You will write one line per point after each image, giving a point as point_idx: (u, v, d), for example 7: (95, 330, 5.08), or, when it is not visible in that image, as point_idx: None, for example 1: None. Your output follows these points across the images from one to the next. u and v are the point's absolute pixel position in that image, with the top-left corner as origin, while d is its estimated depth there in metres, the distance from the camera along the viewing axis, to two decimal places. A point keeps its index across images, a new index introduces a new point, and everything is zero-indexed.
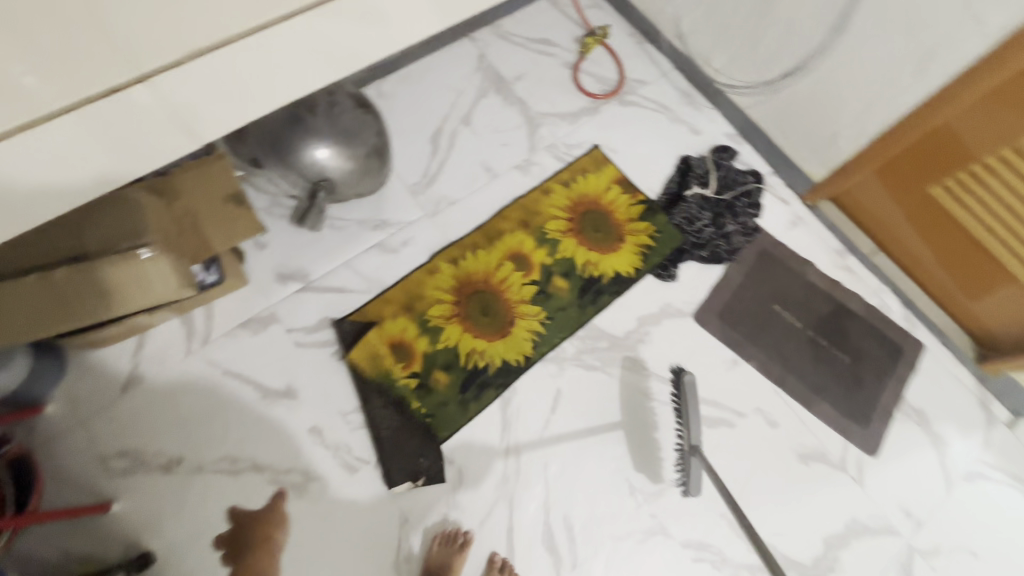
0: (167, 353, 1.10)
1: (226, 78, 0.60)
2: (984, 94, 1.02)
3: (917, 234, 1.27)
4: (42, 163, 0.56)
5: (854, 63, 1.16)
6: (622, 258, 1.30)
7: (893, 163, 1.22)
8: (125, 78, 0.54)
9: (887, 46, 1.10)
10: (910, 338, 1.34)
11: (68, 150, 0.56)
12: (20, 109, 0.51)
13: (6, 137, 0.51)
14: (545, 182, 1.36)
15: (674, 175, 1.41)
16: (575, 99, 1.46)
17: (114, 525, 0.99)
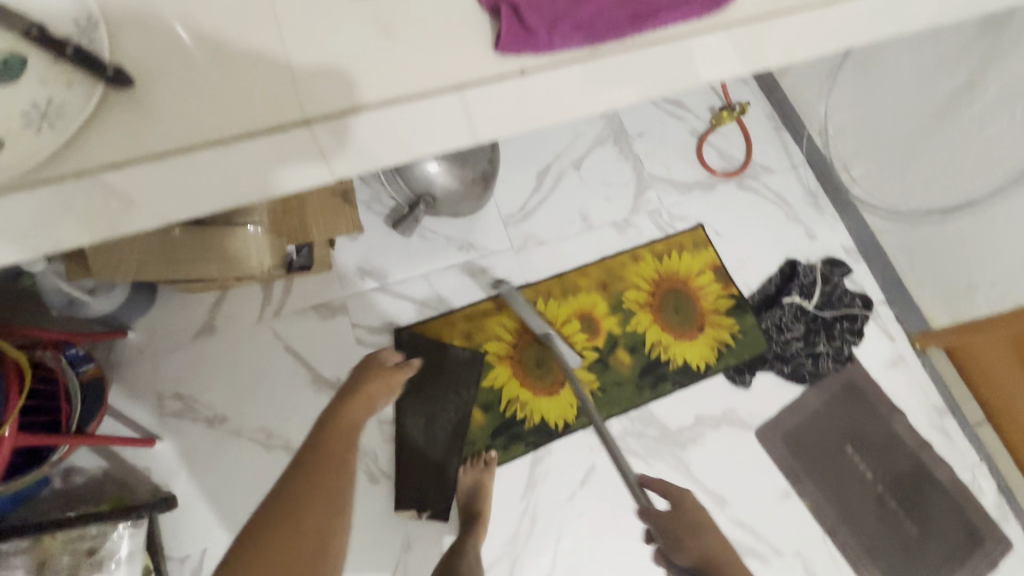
0: (240, 314, 1.16)
1: (418, 138, 0.48)
2: None
3: None
4: (212, 181, 0.44)
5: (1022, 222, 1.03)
6: (695, 348, 1.25)
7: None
8: (334, 110, 0.44)
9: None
10: (997, 532, 1.18)
11: (260, 170, 0.44)
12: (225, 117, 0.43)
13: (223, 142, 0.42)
14: (638, 248, 1.32)
15: (776, 277, 1.32)
16: (693, 170, 1.40)
17: (152, 461, 1.05)
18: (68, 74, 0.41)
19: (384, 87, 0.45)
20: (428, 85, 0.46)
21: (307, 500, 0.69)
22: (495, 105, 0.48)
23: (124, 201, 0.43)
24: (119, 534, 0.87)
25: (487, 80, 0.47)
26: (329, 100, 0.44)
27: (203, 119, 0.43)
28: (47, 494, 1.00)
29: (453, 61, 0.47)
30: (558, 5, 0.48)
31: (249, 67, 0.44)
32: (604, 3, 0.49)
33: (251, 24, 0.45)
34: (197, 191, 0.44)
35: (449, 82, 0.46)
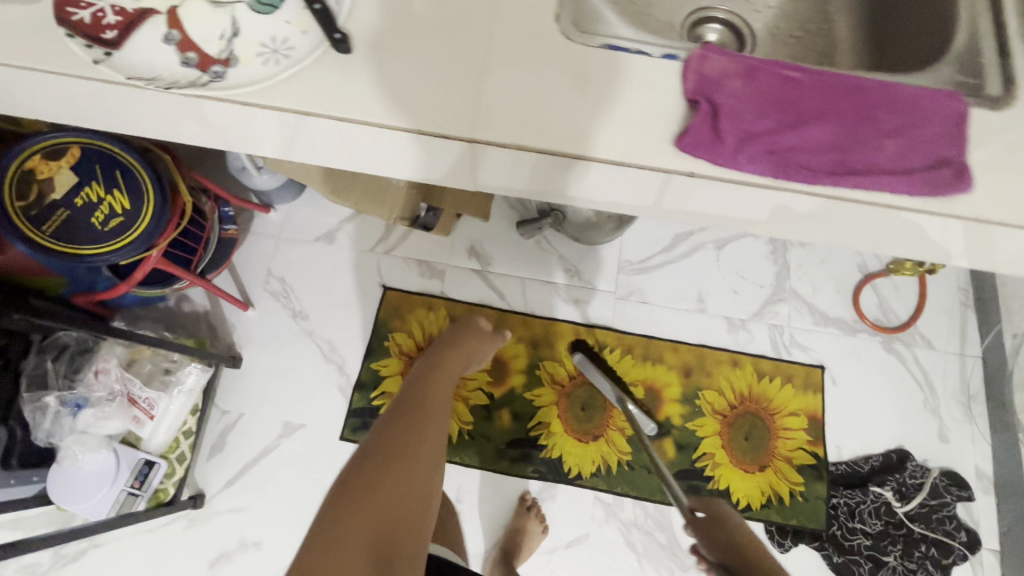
0: (360, 238, 1.27)
1: (617, 190, 0.50)
2: None
3: None
4: (435, 156, 0.50)
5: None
6: (745, 482, 1.15)
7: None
8: (555, 147, 0.46)
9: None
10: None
11: (475, 161, 0.50)
12: (462, 113, 0.47)
13: (452, 137, 0.47)
14: (741, 355, 1.22)
15: (876, 459, 1.16)
16: (840, 304, 1.25)
17: (240, 322, 1.21)
18: (307, 22, 0.47)
19: (569, 139, 0.46)
20: (606, 152, 0.46)
21: (416, 450, 0.71)
22: (645, 187, 0.49)
23: (355, 145, 0.50)
24: (189, 369, 1.02)
25: (653, 171, 0.46)
26: (514, 126, 0.46)
27: (407, 100, 0.46)
28: (162, 308, 1.20)
29: (632, 139, 0.46)
30: (761, 123, 0.45)
31: (464, 67, 0.47)
32: (812, 140, 0.45)
33: (483, 30, 0.48)
34: (416, 157, 0.51)
35: (627, 156, 0.46)
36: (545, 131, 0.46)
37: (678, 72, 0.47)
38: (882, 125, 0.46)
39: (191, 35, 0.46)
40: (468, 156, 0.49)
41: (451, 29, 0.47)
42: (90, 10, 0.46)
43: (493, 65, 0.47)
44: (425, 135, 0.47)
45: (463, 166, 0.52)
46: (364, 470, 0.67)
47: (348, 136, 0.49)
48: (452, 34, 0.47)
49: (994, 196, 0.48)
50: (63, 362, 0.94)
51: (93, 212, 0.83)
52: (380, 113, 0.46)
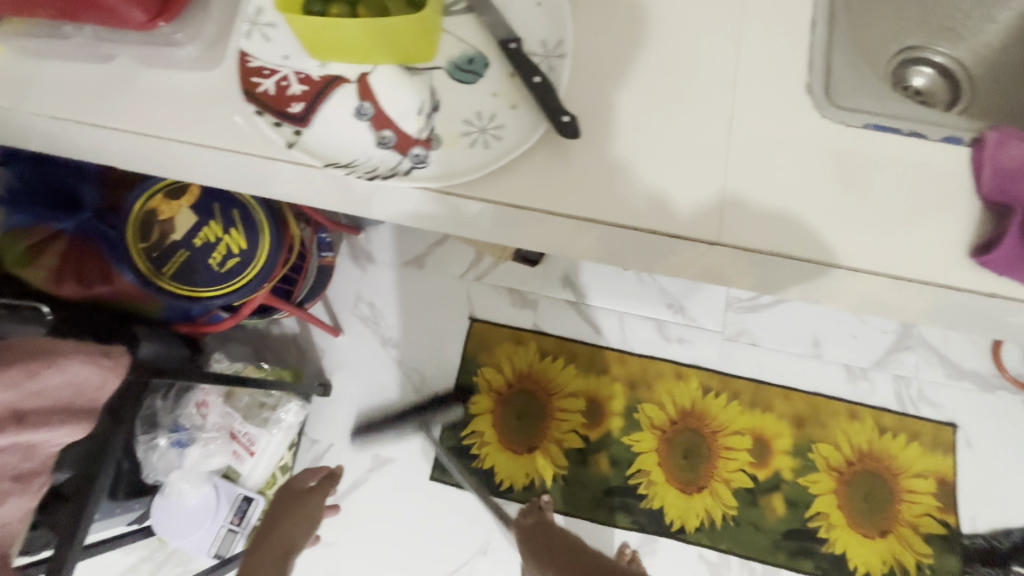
0: (449, 263, 1.21)
1: (859, 294, 0.43)
2: None
3: None
4: (557, 237, 0.43)
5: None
6: (863, 549, 1.06)
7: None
8: (729, 237, 0.40)
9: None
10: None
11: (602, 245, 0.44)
12: (606, 192, 0.40)
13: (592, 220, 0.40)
14: (860, 406, 1.12)
15: (1015, 534, 1.04)
16: (978, 356, 1.13)
17: (328, 347, 1.18)
18: (517, 95, 0.41)
19: (763, 232, 0.40)
20: (758, 240, 0.40)
21: None
22: (893, 295, 0.42)
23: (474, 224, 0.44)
24: (289, 407, 1.00)
25: (916, 284, 0.39)
26: (680, 210, 0.40)
27: (503, 168, 0.40)
28: (251, 329, 1.18)
29: (893, 246, 0.39)
30: None
31: (605, 138, 0.41)
32: None
33: (667, 102, 0.42)
34: (536, 238, 0.44)
35: (872, 264, 0.39)
36: (714, 218, 0.40)
37: (970, 162, 0.40)
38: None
39: (386, 111, 0.41)
40: (604, 238, 0.42)
41: (642, 102, 0.42)
42: (274, 78, 0.41)
43: (609, 133, 0.41)
44: (510, 207, 0.40)
45: (516, 235, 0.45)
46: None
47: (507, 221, 0.43)
48: (646, 109, 0.42)
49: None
50: (170, 399, 0.93)
51: (210, 254, 0.81)
52: (538, 191, 0.40)
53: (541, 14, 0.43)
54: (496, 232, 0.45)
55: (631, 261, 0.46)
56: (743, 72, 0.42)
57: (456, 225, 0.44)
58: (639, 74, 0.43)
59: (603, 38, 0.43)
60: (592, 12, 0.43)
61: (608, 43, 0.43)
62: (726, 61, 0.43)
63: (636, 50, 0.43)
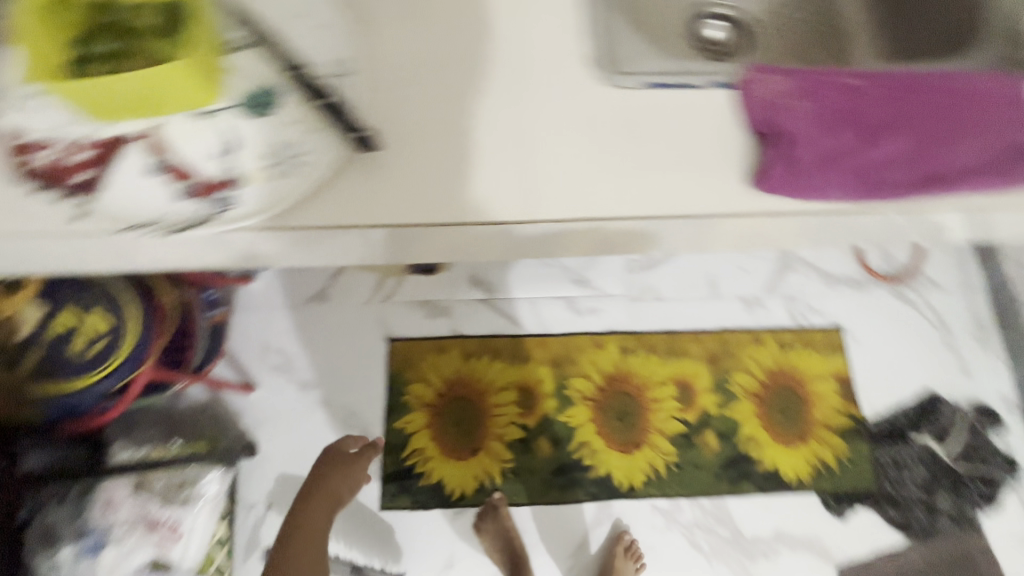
0: (354, 291, 1.20)
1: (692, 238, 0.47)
2: None
3: None
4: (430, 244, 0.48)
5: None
6: (791, 458, 1.14)
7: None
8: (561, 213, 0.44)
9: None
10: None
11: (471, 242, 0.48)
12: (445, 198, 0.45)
13: (441, 225, 0.45)
14: (761, 331, 1.22)
15: (909, 408, 1.18)
16: (846, 262, 1.26)
17: (245, 405, 1.13)
18: (318, 122, 0.42)
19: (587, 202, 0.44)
20: (583, 210, 0.44)
21: None
22: (726, 232, 0.47)
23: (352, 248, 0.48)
24: (209, 479, 0.95)
25: (720, 216, 0.43)
26: (496, 198, 0.44)
27: (349, 196, 0.45)
28: (155, 408, 1.09)
29: (696, 191, 0.44)
30: (842, 143, 0.43)
31: (433, 149, 0.45)
32: (896, 153, 0.43)
33: (479, 104, 0.46)
34: (413, 250, 0.49)
35: (677, 209, 0.43)
36: (529, 202, 0.44)
37: (738, 104, 0.45)
38: (967, 124, 0.44)
39: (178, 161, 0.41)
40: (447, 237, 0.46)
41: (448, 109, 0.46)
42: (56, 151, 0.41)
43: (437, 145, 0.45)
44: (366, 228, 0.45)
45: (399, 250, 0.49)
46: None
47: (375, 241, 0.47)
48: (455, 113, 0.46)
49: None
50: (70, 504, 0.90)
51: (68, 344, 0.76)
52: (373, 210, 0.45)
53: (326, 34, 0.43)
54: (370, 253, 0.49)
55: (492, 250, 0.50)
56: (535, 66, 0.47)
57: (339, 252, 0.48)
58: (439, 83, 0.47)
59: (406, 56, 0.47)
60: (386, 33, 0.48)
61: (417, 62, 0.47)
62: (515, 59, 0.48)
63: (434, 61, 0.47)
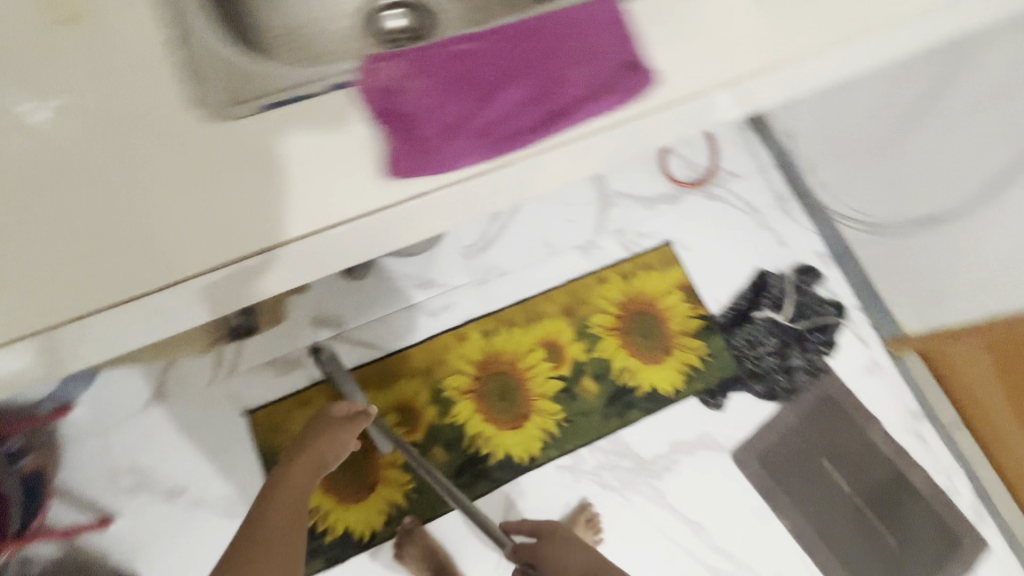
0: (193, 378, 1.11)
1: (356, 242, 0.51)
2: None
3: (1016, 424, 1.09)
4: (137, 320, 0.50)
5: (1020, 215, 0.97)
6: (663, 374, 1.22)
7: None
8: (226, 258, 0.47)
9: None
10: (986, 547, 1.18)
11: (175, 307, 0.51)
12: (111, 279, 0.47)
13: (117, 304, 0.47)
14: (603, 270, 1.28)
15: (746, 291, 1.29)
16: (658, 181, 1.35)
17: (111, 540, 1.03)
18: None
19: (242, 240, 0.47)
20: (239, 248, 0.47)
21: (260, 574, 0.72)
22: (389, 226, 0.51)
23: (61, 348, 0.49)
24: None
25: (374, 212, 0.49)
26: (159, 263, 0.47)
27: (13, 305, 0.46)
28: None
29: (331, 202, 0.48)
30: (457, 109, 0.48)
31: (80, 236, 0.47)
32: (510, 104, 0.49)
33: (113, 179, 0.48)
34: (124, 328, 0.51)
35: (351, 211, 0.48)
36: (189, 256, 0.47)
37: (357, 99, 0.49)
38: (565, 58, 0.50)
39: None
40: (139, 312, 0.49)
41: (83, 192, 0.47)
42: None
43: (85, 230, 0.47)
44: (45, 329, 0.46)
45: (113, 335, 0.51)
46: None
47: (74, 335, 0.48)
48: (91, 195, 0.47)
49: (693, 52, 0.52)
50: None
51: None
52: (57, 308, 0.46)
53: None
54: (115, 340, 0.52)
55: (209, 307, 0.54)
56: (157, 124, 0.49)
57: (49, 355, 0.50)
58: (66, 170, 0.48)
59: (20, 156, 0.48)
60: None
61: (36, 157, 0.48)
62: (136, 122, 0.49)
63: (54, 150, 0.48)
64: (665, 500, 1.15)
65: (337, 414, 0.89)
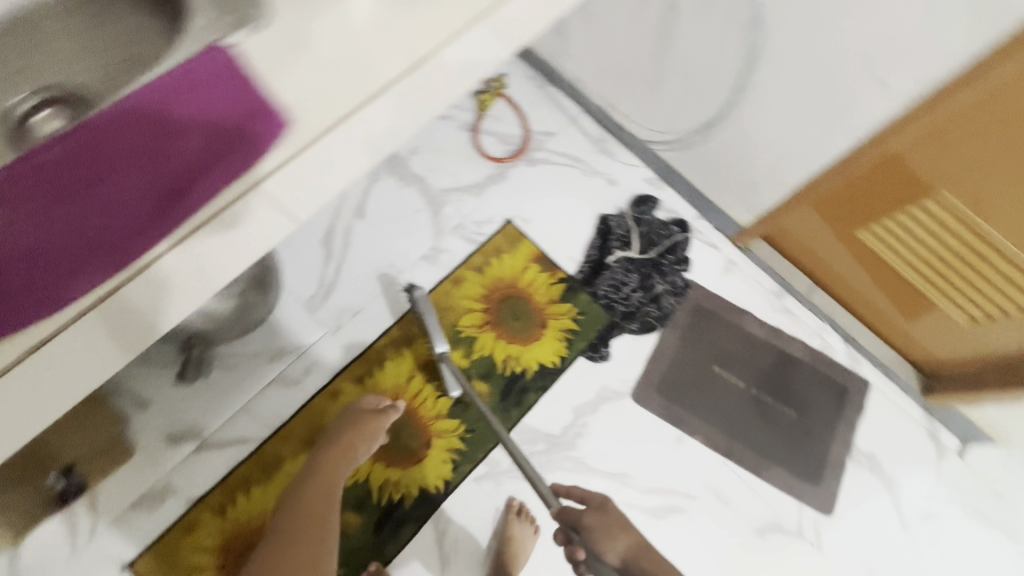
0: (50, 557, 0.98)
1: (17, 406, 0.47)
2: (921, 138, 0.88)
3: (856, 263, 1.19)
4: None
5: (770, 95, 1.02)
6: (545, 348, 1.22)
7: (866, 182, 1.01)
8: None
9: (806, 92, 0.96)
10: (870, 384, 1.29)
11: None
12: None
13: None
14: (455, 271, 1.26)
15: (594, 240, 1.32)
16: (478, 165, 1.34)
17: None
18: None
19: None
20: None
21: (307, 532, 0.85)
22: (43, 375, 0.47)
23: None
24: None
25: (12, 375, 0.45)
26: None
27: None
28: None
29: None
30: (53, 232, 0.44)
31: None
32: (114, 206, 0.45)
33: None
34: None
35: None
36: None
37: None
38: (178, 113, 0.46)
39: None
40: None
41: None
42: None
43: None
44: None
45: None
46: (287, 539, 0.84)
47: None
48: None
49: (319, 73, 0.53)
50: None
51: None
52: None
53: None
54: None
55: None
56: None
57: None
58: None
59: None
60: None
61: None
62: None
63: None
64: (589, 465, 1.16)
65: (369, 406, 1.02)
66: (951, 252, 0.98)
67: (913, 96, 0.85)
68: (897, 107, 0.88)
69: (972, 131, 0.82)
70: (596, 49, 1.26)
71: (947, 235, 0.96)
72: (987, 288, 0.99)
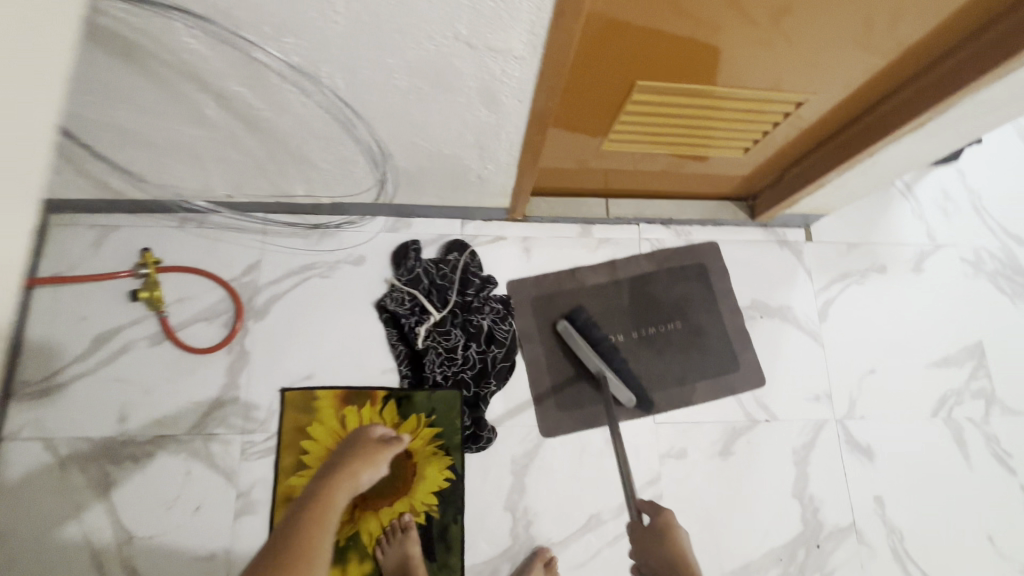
0: None
1: None
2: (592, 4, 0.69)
3: (628, 148, 1.05)
4: None
5: (409, 117, 0.78)
6: (428, 474, 1.03)
7: (579, 95, 0.89)
8: None
9: (437, 96, 0.73)
10: (711, 243, 1.24)
11: None
12: None
13: None
14: (279, 490, 0.99)
15: (390, 336, 1.09)
16: (208, 369, 1.03)
17: None
18: None
19: None
20: None
21: (311, 544, 0.76)
22: None
23: None
24: None
25: None
26: None
27: None
28: None
29: None
30: None
31: None
32: None
33: None
34: None
35: None
36: None
37: None
38: None
39: None
40: None
41: None
42: None
43: None
44: None
45: None
46: (288, 547, 0.74)
47: None
48: None
49: None
50: None
51: None
52: None
53: None
54: None
55: None
56: None
57: None
58: None
59: None
60: None
61: None
62: None
63: None
64: (559, 541, 1.03)
65: (376, 435, 0.98)
66: (703, 69, 0.85)
67: (533, 47, 0.65)
68: (532, 63, 0.68)
69: (634, 17, 0.74)
70: (200, 174, 0.93)
71: (689, 69, 0.85)
72: (739, 110, 0.95)
